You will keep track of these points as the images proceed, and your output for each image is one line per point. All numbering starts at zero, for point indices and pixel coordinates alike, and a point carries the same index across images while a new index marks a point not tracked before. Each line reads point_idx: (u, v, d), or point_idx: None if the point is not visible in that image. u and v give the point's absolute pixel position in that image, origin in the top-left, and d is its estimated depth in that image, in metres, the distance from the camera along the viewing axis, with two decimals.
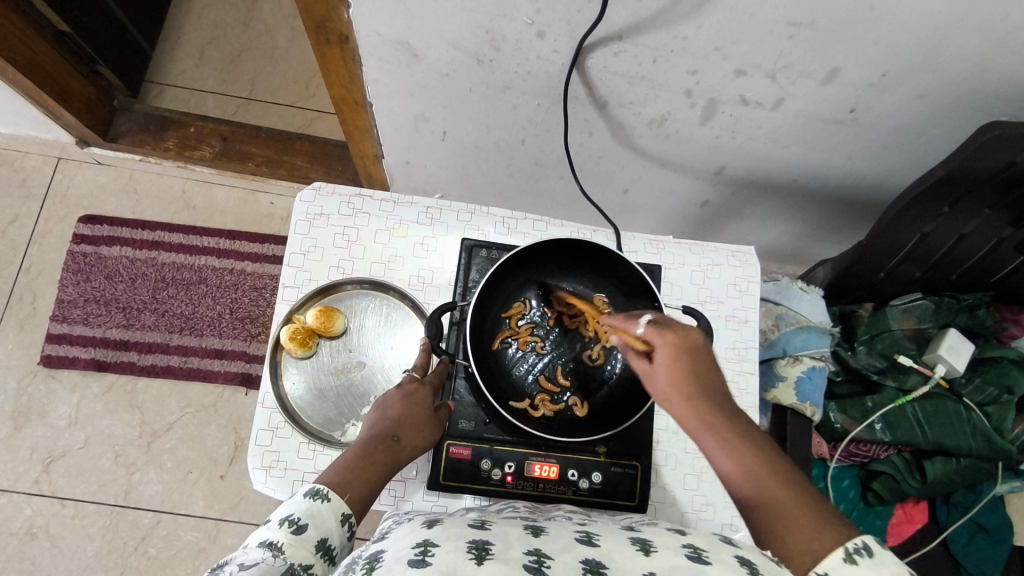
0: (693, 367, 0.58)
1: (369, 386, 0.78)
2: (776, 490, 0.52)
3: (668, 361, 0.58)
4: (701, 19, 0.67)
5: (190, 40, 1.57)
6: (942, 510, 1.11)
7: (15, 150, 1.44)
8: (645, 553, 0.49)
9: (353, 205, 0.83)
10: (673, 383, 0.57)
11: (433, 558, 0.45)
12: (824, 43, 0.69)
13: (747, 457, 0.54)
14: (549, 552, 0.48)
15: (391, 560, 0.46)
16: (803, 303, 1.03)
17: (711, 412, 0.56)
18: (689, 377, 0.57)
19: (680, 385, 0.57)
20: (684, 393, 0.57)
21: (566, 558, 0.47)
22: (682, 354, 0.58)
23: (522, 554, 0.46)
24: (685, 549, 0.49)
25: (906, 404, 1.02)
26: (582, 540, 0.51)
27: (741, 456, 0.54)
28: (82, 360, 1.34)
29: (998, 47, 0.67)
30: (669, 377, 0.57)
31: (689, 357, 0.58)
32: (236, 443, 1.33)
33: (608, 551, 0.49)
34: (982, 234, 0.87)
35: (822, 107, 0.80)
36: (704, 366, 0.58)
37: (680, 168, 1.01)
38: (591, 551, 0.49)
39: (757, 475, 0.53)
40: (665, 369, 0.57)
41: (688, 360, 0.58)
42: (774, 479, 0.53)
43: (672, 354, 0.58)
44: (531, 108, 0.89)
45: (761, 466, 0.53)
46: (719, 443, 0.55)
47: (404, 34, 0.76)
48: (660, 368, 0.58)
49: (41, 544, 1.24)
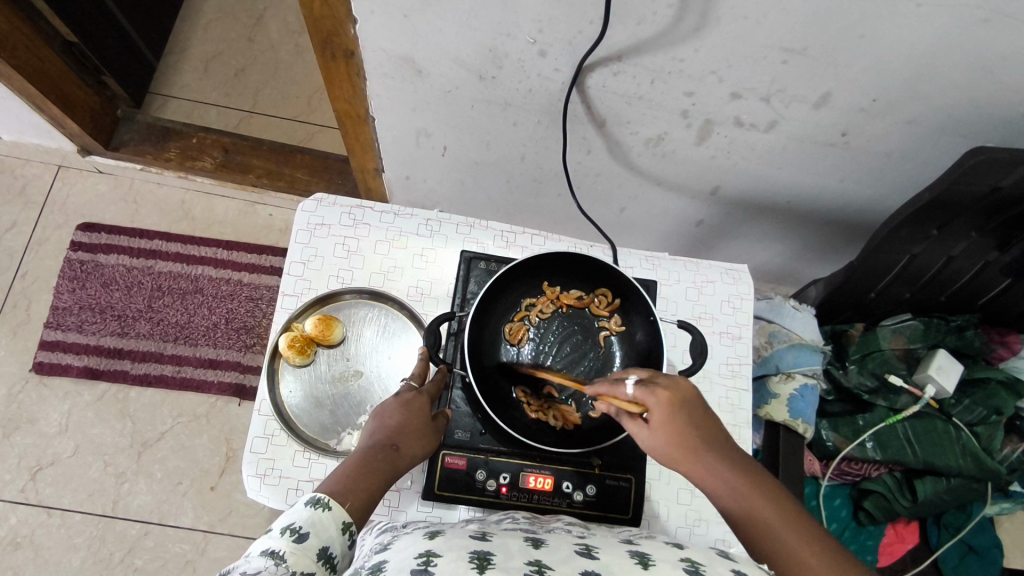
0: (688, 422, 0.59)
1: (365, 396, 0.79)
2: (782, 533, 0.54)
3: (662, 416, 0.59)
4: (698, 42, 0.69)
5: (195, 53, 1.59)
6: (933, 532, 1.13)
7: (16, 157, 1.45)
8: (644, 566, 0.49)
9: (354, 215, 0.84)
10: (668, 441, 0.59)
11: (435, 568, 0.45)
12: (814, 69, 0.71)
13: (752, 506, 0.56)
14: (550, 563, 0.48)
15: (394, 569, 0.46)
16: (795, 321, 1.06)
17: (715, 461, 0.58)
18: (683, 431, 0.58)
19: (675, 439, 0.58)
20: (682, 447, 0.58)
21: (565, 569, 0.47)
22: (676, 409, 0.59)
23: (523, 565, 0.47)
24: (682, 563, 0.50)
25: (896, 424, 1.04)
26: (582, 553, 0.51)
27: (746, 503, 0.56)
28: (74, 368, 1.33)
29: (982, 77, 0.70)
30: (662, 434, 0.59)
31: (682, 413, 0.59)
32: (228, 455, 1.31)
33: (606, 563, 0.49)
34: (969, 256, 0.89)
35: (815, 131, 0.83)
36: (702, 419, 0.59)
37: (675, 187, 1.03)
38: (591, 563, 0.49)
39: (762, 520, 0.55)
40: (660, 424, 0.59)
41: (682, 416, 0.59)
42: (777, 524, 0.54)
43: (665, 410, 0.59)
44: (531, 125, 0.91)
45: (764, 508, 0.55)
46: (726, 497, 0.57)
47: (408, 50, 0.78)
48: (655, 425, 0.59)
49: (25, 555, 1.22)
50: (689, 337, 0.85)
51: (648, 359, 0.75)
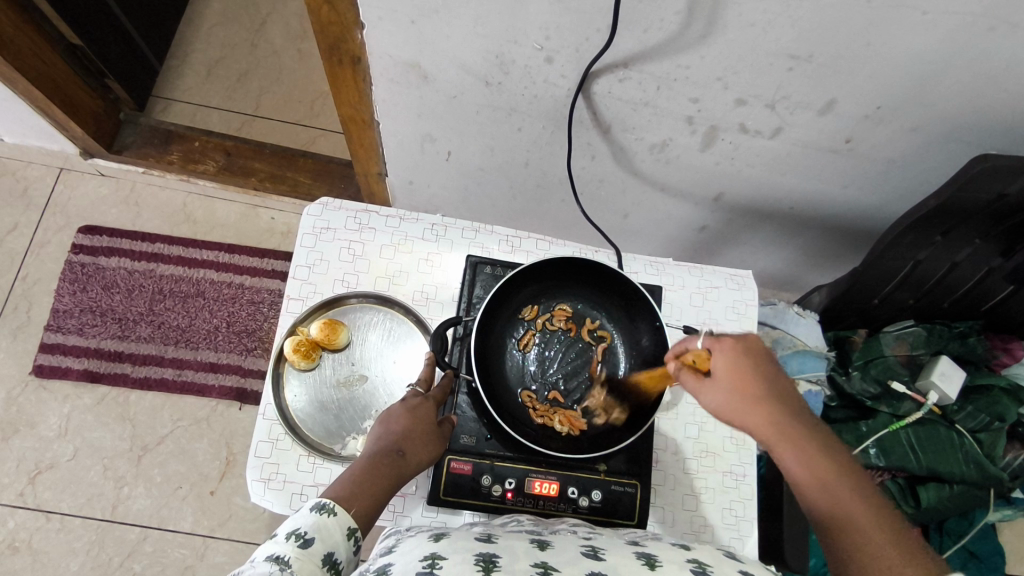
0: (758, 376, 0.59)
1: (371, 400, 0.79)
2: (850, 502, 0.53)
3: (732, 365, 0.60)
4: (704, 50, 0.70)
5: (198, 57, 1.59)
6: (936, 537, 1.12)
7: (17, 160, 1.44)
8: (651, 567, 0.49)
9: (360, 220, 0.84)
10: (734, 390, 0.59)
11: (441, 570, 0.45)
12: (820, 76, 0.72)
13: (826, 473, 0.55)
14: (556, 564, 0.48)
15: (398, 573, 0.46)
16: (799, 327, 1.08)
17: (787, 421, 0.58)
18: (750, 384, 0.59)
19: (742, 390, 0.59)
20: (750, 398, 0.59)
21: (573, 570, 0.47)
22: (747, 362, 0.60)
23: (529, 566, 0.46)
24: (690, 564, 0.50)
25: (899, 430, 1.04)
26: (589, 554, 0.51)
27: (819, 472, 0.55)
28: (75, 371, 1.33)
29: (986, 85, 0.70)
30: (728, 385, 0.59)
31: (752, 366, 0.60)
32: (228, 459, 1.31)
33: (613, 564, 0.49)
34: (973, 263, 0.89)
35: (819, 138, 0.83)
36: (773, 376, 0.60)
37: (679, 193, 1.03)
38: (597, 564, 0.49)
39: (834, 487, 0.54)
40: (727, 375, 0.60)
41: (752, 369, 0.60)
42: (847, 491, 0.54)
43: (735, 360, 0.60)
44: (536, 131, 0.91)
45: (834, 475, 0.55)
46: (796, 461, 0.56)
47: (415, 56, 0.78)
48: (722, 375, 0.60)
49: (22, 559, 1.22)
50: None
51: (653, 364, 0.75)
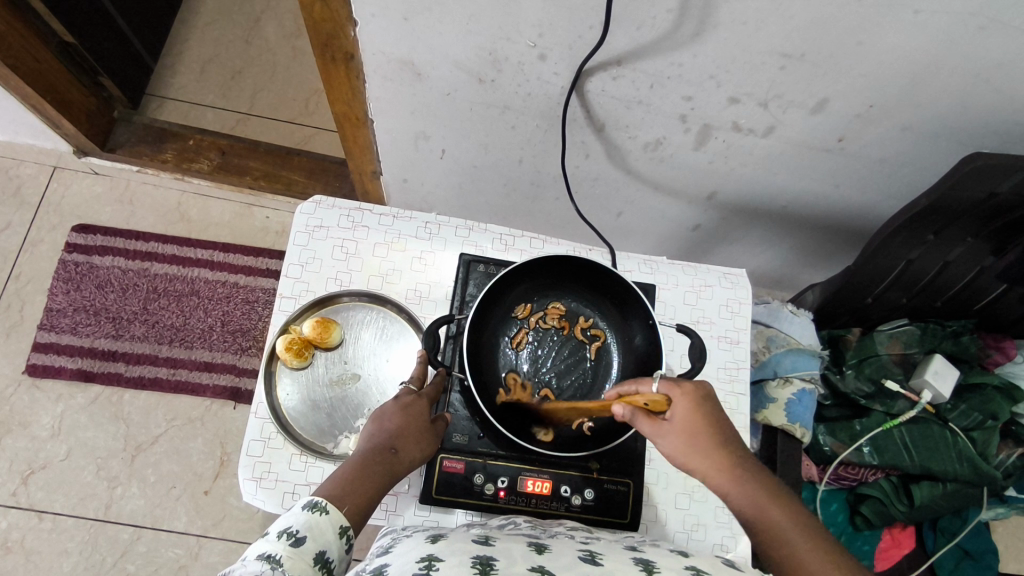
0: (708, 421, 0.61)
1: (363, 399, 0.78)
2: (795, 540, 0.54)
3: (686, 410, 0.61)
4: (697, 48, 0.70)
5: (192, 55, 1.59)
6: (929, 536, 1.14)
7: (11, 158, 1.44)
8: (649, 572, 0.49)
9: (353, 218, 0.84)
10: (683, 435, 0.61)
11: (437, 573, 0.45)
12: (812, 75, 0.72)
13: (772, 514, 0.56)
14: (553, 568, 0.47)
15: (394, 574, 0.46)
16: (793, 325, 1.06)
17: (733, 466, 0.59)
18: (699, 429, 0.61)
19: (692, 436, 0.61)
20: (702, 443, 0.61)
21: (569, 574, 0.47)
22: (697, 406, 0.62)
23: (527, 571, 0.46)
24: (688, 571, 0.50)
25: (893, 428, 1.04)
26: (586, 559, 0.51)
27: (765, 511, 0.57)
28: (68, 370, 1.32)
29: (978, 84, 0.70)
30: (680, 430, 0.61)
31: (703, 410, 0.62)
32: (222, 458, 1.31)
33: (611, 569, 0.49)
34: (965, 261, 0.90)
35: (812, 136, 0.83)
36: (721, 421, 0.62)
37: (673, 192, 1.03)
38: (596, 569, 0.49)
39: (779, 530, 0.55)
40: (680, 420, 0.61)
41: (702, 413, 0.62)
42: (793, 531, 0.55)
43: (688, 405, 0.62)
44: (530, 128, 0.91)
45: (781, 516, 0.56)
46: (746, 502, 0.58)
47: (407, 53, 0.78)
48: (674, 421, 0.61)
49: (15, 559, 1.21)
50: (688, 341, 0.86)
51: (647, 362, 0.75)
